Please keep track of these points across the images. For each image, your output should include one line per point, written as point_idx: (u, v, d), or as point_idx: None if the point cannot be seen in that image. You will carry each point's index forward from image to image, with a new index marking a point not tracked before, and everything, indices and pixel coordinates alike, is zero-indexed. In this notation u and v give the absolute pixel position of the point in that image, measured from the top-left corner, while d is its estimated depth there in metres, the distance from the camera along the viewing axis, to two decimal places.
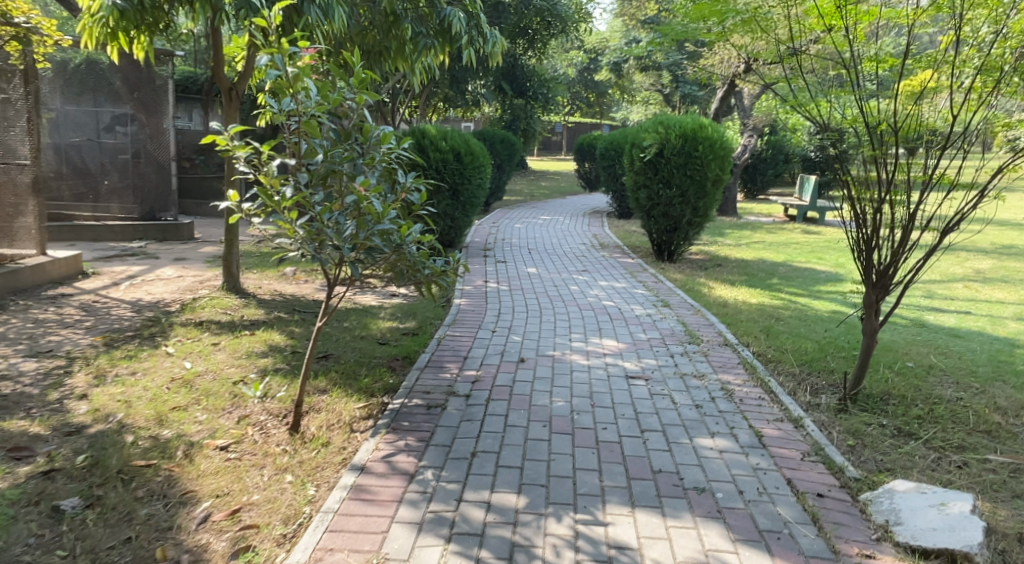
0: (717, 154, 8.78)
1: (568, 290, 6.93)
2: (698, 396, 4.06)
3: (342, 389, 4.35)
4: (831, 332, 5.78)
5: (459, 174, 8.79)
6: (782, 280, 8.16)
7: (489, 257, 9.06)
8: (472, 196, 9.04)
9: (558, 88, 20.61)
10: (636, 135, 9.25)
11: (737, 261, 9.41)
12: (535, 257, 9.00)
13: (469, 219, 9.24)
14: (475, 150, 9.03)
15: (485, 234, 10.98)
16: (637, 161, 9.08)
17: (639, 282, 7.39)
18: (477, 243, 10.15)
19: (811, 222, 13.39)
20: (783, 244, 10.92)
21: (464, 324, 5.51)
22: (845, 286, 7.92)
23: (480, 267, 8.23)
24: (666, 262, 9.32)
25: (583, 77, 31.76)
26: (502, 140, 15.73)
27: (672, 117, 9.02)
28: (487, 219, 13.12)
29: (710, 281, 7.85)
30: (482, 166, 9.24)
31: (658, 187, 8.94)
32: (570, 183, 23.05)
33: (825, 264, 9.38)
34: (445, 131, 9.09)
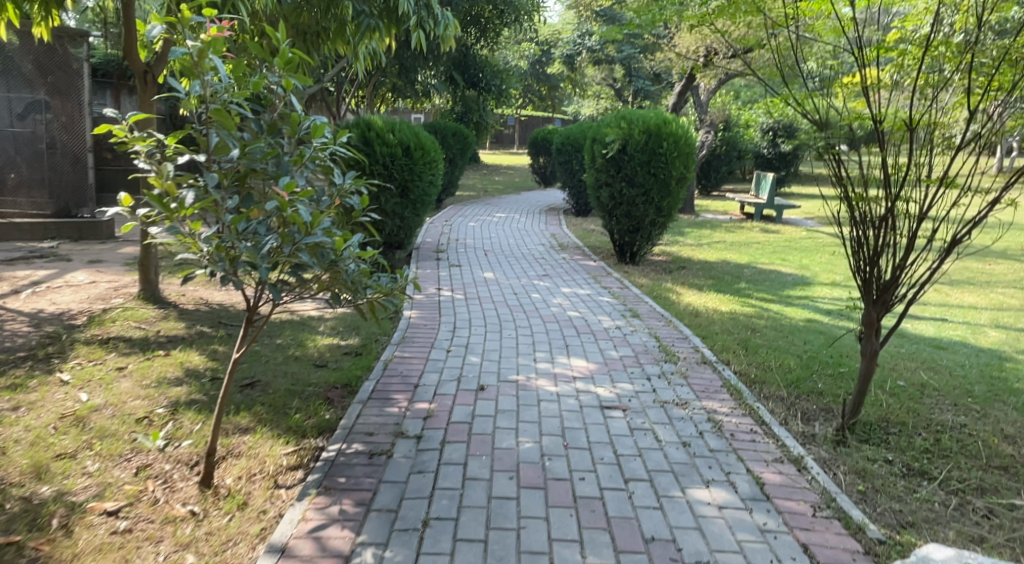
0: (682, 152, 8.35)
1: (529, 299, 6.36)
2: (684, 432, 3.53)
3: (267, 428, 3.69)
4: (812, 346, 5.34)
5: (408, 169, 8.08)
6: (750, 284, 7.74)
7: (441, 260, 8.42)
8: (422, 194, 8.36)
9: (511, 80, 20.01)
10: (598, 131, 8.79)
11: (702, 263, 8.98)
12: (490, 260, 8.40)
13: (418, 218, 8.55)
14: (426, 144, 8.35)
15: (437, 234, 10.32)
16: (599, 158, 8.63)
17: (604, 289, 6.86)
18: (428, 245, 9.49)
19: (769, 220, 13.13)
20: (745, 244, 10.56)
21: (414, 342, 4.88)
22: (816, 291, 7.55)
23: (432, 272, 7.58)
24: (629, 264, 8.89)
25: (535, 70, 31.22)
26: (454, 133, 15.05)
27: (635, 112, 8.58)
28: (438, 217, 12.45)
29: (676, 286, 7.38)
30: (432, 161, 8.55)
31: (621, 185, 8.48)
32: (523, 178, 22.48)
33: (790, 265, 9.03)
34: (393, 122, 8.36)
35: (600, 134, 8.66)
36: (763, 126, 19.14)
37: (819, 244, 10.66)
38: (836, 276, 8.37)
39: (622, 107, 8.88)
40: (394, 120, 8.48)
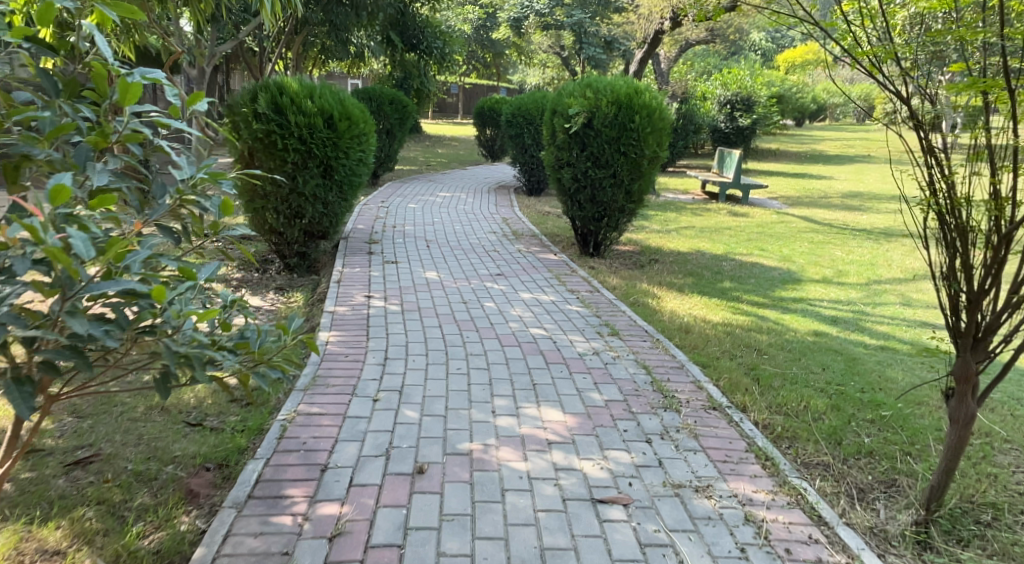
0: (656, 126, 7.22)
1: (480, 310, 5.14)
2: (719, 549, 2.42)
3: (86, 554, 2.39)
4: (836, 375, 4.28)
5: (330, 145, 6.78)
6: (734, 283, 6.66)
7: (375, 253, 7.11)
8: (349, 173, 7.07)
9: (456, 44, 18.49)
10: (558, 102, 7.60)
11: (673, 255, 7.88)
12: (434, 253, 7.13)
13: (347, 202, 7.27)
14: (354, 114, 7.03)
15: (371, 219, 8.97)
16: (560, 133, 7.45)
17: (569, 294, 5.72)
18: (361, 233, 8.15)
19: (735, 201, 12.14)
20: (716, 230, 9.49)
21: (328, 384, 3.61)
22: (809, 290, 6.52)
23: (362, 271, 6.27)
24: (593, 255, 7.86)
25: (479, 36, 29.53)
26: (391, 101, 13.58)
27: (602, 80, 7.40)
28: (374, 196, 11.05)
29: (651, 286, 6.27)
30: (362, 134, 7.25)
31: (586, 165, 7.34)
32: (469, 151, 21.02)
33: (772, 255, 8.03)
34: (314, 86, 7.02)
35: (562, 104, 7.48)
36: (721, 98, 18.12)
37: (795, 229, 9.70)
38: (825, 270, 7.38)
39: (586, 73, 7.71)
40: (316, 83, 7.15)
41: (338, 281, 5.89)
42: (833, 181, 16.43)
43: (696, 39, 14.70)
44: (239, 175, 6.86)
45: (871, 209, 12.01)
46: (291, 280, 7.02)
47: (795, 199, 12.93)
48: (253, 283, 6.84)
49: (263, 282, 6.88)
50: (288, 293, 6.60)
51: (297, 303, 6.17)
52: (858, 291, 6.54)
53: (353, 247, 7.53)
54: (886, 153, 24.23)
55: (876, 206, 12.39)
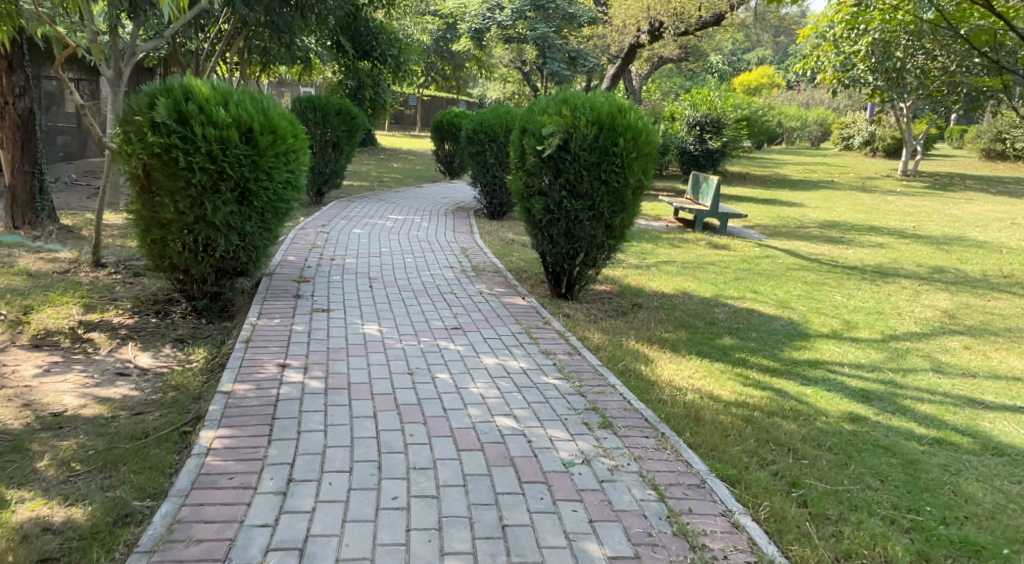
0: (642, 151, 6.21)
1: (429, 388, 3.97)
2: None
3: None
4: (901, 494, 3.21)
5: (248, 164, 5.60)
6: (735, 339, 5.63)
7: (303, 295, 5.88)
8: (273, 198, 5.87)
9: (415, 53, 17.35)
10: (528, 119, 6.51)
11: (656, 299, 6.84)
12: (377, 296, 5.96)
13: (271, 232, 6.07)
14: (281, 127, 5.86)
15: (307, 248, 7.72)
16: (531, 156, 6.37)
17: (542, 361, 4.60)
18: (291, 266, 6.91)
19: (713, 230, 11.22)
20: (698, 266, 8.51)
21: (189, 539, 2.51)
22: (821, 347, 5.52)
23: (285, 323, 5.08)
24: (567, 298, 6.87)
25: (438, 47, 28.48)
26: (339, 112, 12.31)
27: (581, 95, 6.36)
28: (315, 219, 9.83)
29: (641, 344, 5.19)
30: (292, 151, 6.06)
31: (560, 194, 6.29)
32: (425, 166, 19.85)
33: (768, 299, 7.05)
34: (231, 91, 5.84)
35: (533, 122, 6.40)
36: (689, 119, 17.37)
37: (782, 265, 8.80)
38: (831, 319, 6.42)
39: (563, 86, 6.66)
40: (236, 88, 5.98)
41: (248, 339, 4.66)
42: (805, 208, 15.71)
43: (668, 56, 13.82)
44: (135, 198, 5.67)
45: (855, 242, 11.19)
46: (196, 329, 5.80)
47: (772, 228, 12.07)
48: (146, 334, 5.63)
49: (160, 332, 5.67)
50: (187, 348, 5.39)
51: (196, 364, 4.97)
52: (878, 351, 5.54)
53: (278, 285, 6.29)
54: (849, 178, 23.86)
55: (858, 238, 11.60)
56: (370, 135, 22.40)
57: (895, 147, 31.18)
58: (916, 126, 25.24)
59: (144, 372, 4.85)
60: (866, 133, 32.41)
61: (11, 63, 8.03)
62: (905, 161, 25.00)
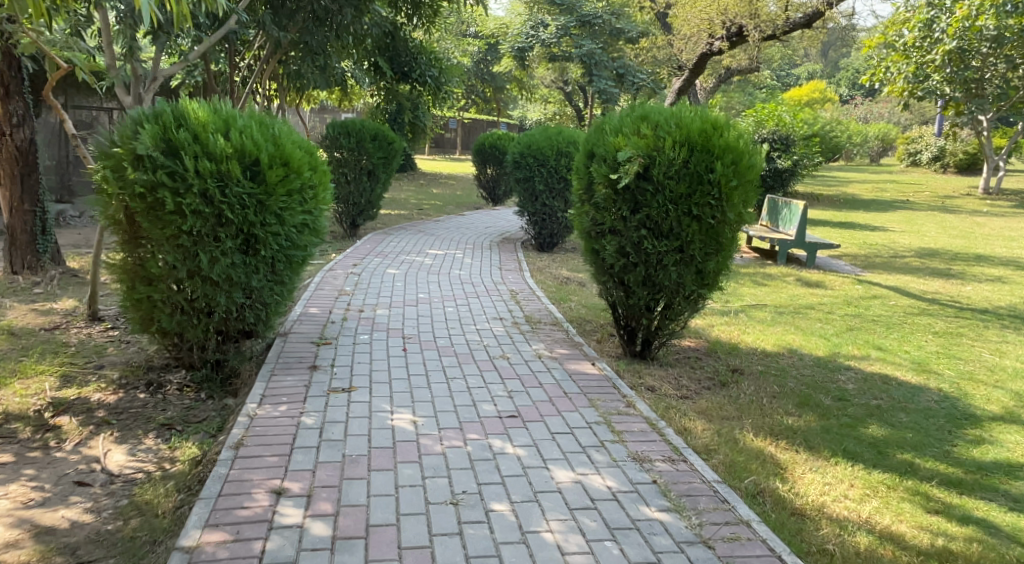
0: (743, 178, 4.90)
1: (482, 537, 2.71)
2: None
3: None
4: None
5: (252, 204, 4.47)
6: (883, 427, 4.25)
7: (320, 365, 4.68)
8: (285, 246, 4.72)
9: (456, 73, 16.37)
10: (597, 141, 5.26)
11: (758, 360, 5.50)
12: (414, 365, 4.74)
13: (284, 285, 4.92)
14: (295, 157, 4.72)
15: (333, 295, 6.58)
16: (601, 186, 5.09)
17: (637, 476, 3.29)
18: (312, 320, 5.75)
19: (797, 262, 9.75)
20: (795, 311, 7.11)
21: None
22: (1004, 439, 4.12)
23: (293, 410, 3.89)
24: (646, 359, 5.57)
25: (479, 70, 27.69)
26: (375, 137, 11.28)
27: (663, 109, 5.10)
28: (346, 258, 8.75)
29: (764, 442, 3.87)
30: (309, 185, 4.91)
31: (639, 233, 5.00)
32: (467, 192, 18.83)
33: (900, 360, 5.65)
34: (235, 114, 4.74)
35: (603, 143, 5.14)
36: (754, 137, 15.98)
37: (898, 309, 7.35)
38: (994, 390, 5.00)
39: (636, 99, 5.40)
40: (242, 111, 4.88)
41: (240, 440, 3.45)
42: (889, 233, 14.12)
43: (734, 68, 12.49)
44: (117, 247, 4.58)
45: (967, 275, 9.61)
46: (189, 410, 4.62)
47: (863, 259, 10.56)
48: (127, 418, 4.50)
49: (144, 415, 4.53)
50: (172, 440, 4.22)
51: (177, 467, 3.83)
52: None
53: (293, 347, 5.11)
54: (923, 198, 21.99)
55: (969, 270, 10.02)
56: (409, 159, 21.49)
57: (967, 162, 29.08)
58: (996, 139, 23.21)
59: (109, 480, 3.74)
60: (935, 148, 30.39)
61: (8, 89, 7.17)
62: (986, 178, 22.99)
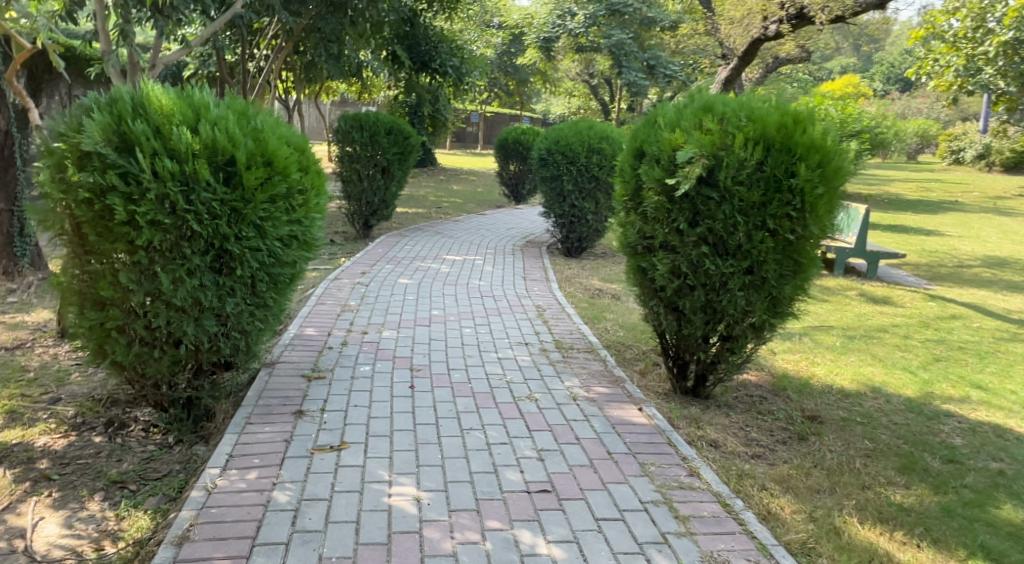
0: (830, 185, 3.97)
1: None
2: None
3: None
4: None
5: (225, 213, 3.63)
6: (1021, 508, 3.32)
7: (307, 409, 3.84)
8: (267, 262, 3.86)
9: (480, 64, 15.45)
10: (647, 137, 4.34)
11: (836, 404, 4.58)
12: (423, 409, 3.89)
13: (268, 309, 4.08)
14: (280, 154, 3.85)
15: (334, 313, 5.75)
16: (653, 193, 4.18)
17: None
18: (306, 345, 4.92)
19: (856, 272, 8.77)
20: (866, 336, 6.16)
21: None
22: None
23: (263, 479, 3.06)
24: (699, 400, 4.67)
25: (502, 61, 26.76)
26: (389, 131, 10.44)
27: (731, 98, 4.17)
28: (355, 265, 7.94)
29: (875, 535, 2.98)
30: (299, 189, 4.05)
31: (697, 250, 4.09)
32: (489, 188, 17.98)
33: (1008, 403, 4.71)
34: (210, 101, 3.88)
35: (655, 139, 4.22)
36: None
37: (986, 333, 6.38)
38: None
39: (694, 88, 4.49)
40: (220, 99, 4.03)
41: (186, 533, 2.64)
42: (946, 237, 13.04)
43: (782, 58, 11.45)
44: (64, 263, 3.77)
45: None
46: (148, 463, 3.81)
47: (927, 269, 9.54)
48: (73, 472, 3.69)
49: (94, 468, 3.73)
50: (121, 506, 3.40)
51: (117, 551, 3.01)
52: None
53: (280, 381, 4.29)
54: (972, 198, 20.75)
55: None
56: (428, 153, 20.65)
57: (1013, 161, 27.68)
58: None
59: None
60: (980, 146, 29.01)
61: None
62: None
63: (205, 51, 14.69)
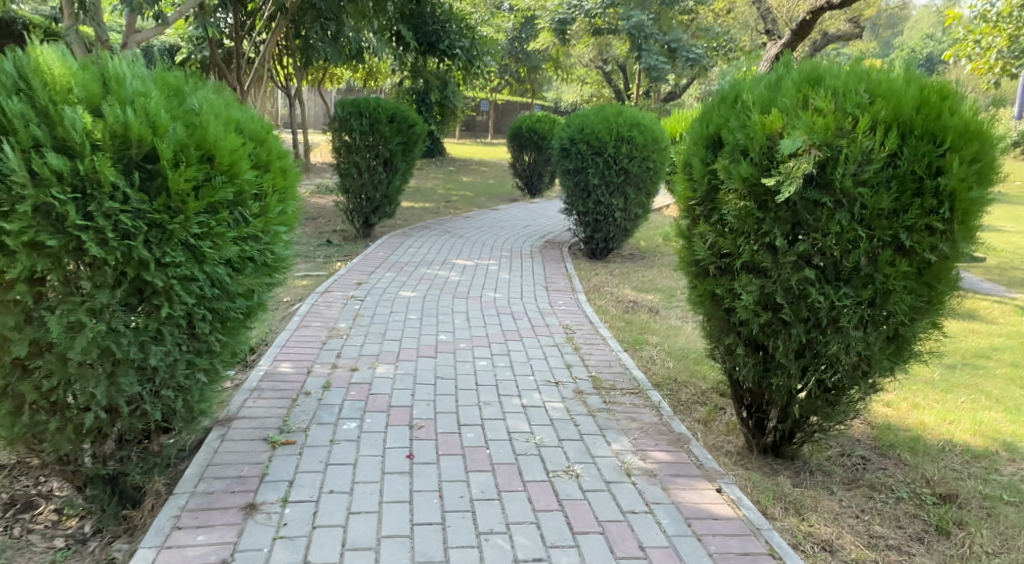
0: (987, 186, 2.87)
1: None
2: None
3: None
4: None
5: (141, 230, 2.54)
6: None
7: (263, 497, 2.80)
8: (209, 295, 2.78)
9: (491, 45, 14.32)
10: (724, 121, 3.22)
11: (967, 472, 3.51)
12: (424, 497, 2.84)
13: (215, 356, 3.00)
14: (226, 145, 2.75)
15: (319, 341, 4.69)
16: (736, 197, 3.07)
17: None
18: (277, 389, 3.85)
19: None
20: (967, 364, 5.06)
21: None
22: None
23: None
24: (783, 465, 3.59)
25: (513, 47, 25.64)
26: (393, 118, 9.33)
27: (842, 68, 3.06)
28: (351, 272, 6.88)
29: None
30: (258, 193, 2.95)
31: (799, 275, 2.99)
32: (501, 180, 16.90)
33: None
34: (130, 72, 2.78)
35: (740, 121, 3.10)
36: None
37: None
38: None
39: (784, 56, 3.38)
40: (147, 71, 2.93)
41: None
42: (1006, 233, 11.84)
43: (830, 35, 10.18)
44: None
45: None
46: None
47: (1002, 273, 8.40)
48: None
49: None
50: None
51: None
52: None
53: (236, 441, 3.24)
54: (1014, 188, 19.46)
55: None
56: (437, 144, 19.58)
57: None
58: None
59: None
60: None
61: None
62: None
63: (197, 34, 13.65)
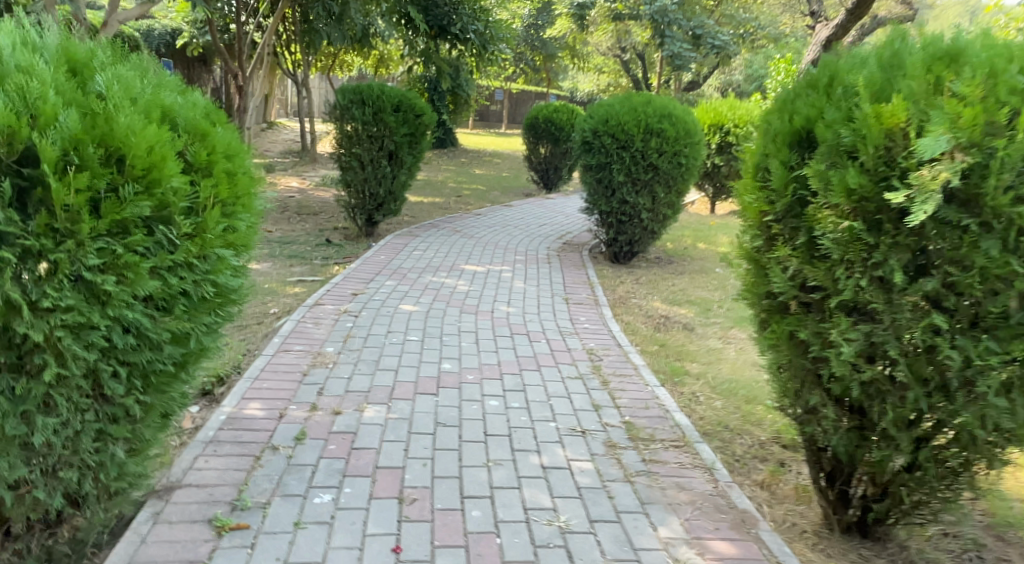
0: None
1: None
2: None
3: None
4: None
5: (8, 263, 1.79)
6: None
7: None
8: (118, 346, 2.04)
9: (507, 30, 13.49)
10: (819, 112, 2.42)
11: None
12: None
13: (137, 421, 2.26)
14: (140, 141, 1.99)
15: (299, 372, 3.94)
16: (836, 216, 2.27)
17: None
18: (239, 442, 3.09)
19: None
20: None
21: None
22: None
23: None
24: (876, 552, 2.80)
25: (528, 35, 24.74)
26: (399, 107, 8.57)
27: (985, 40, 2.25)
28: (347, 279, 6.14)
29: None
30: (191, 206, 2.19)
31: (923, 326, 2.19)
32: (515, 173, 16.09)
33: None
34: (13, 39, 2.03)
35: (842, 112, 2.30)
36: None
37: None
38: None
39: (894, 26, 2.56)
40: (44, 38, 2.17)
41: None
42: None
43: (880, 17, 9.20)
44: None
45: None
46: None
47: None
48: None
49: None
50: None
51: None
52: None
53: (171, 525, 2.50)
54: None
55: None
56: (449, 134, 18.79)
57: None
58: None
59: None
60: None
61: None
62: None
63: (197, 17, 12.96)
